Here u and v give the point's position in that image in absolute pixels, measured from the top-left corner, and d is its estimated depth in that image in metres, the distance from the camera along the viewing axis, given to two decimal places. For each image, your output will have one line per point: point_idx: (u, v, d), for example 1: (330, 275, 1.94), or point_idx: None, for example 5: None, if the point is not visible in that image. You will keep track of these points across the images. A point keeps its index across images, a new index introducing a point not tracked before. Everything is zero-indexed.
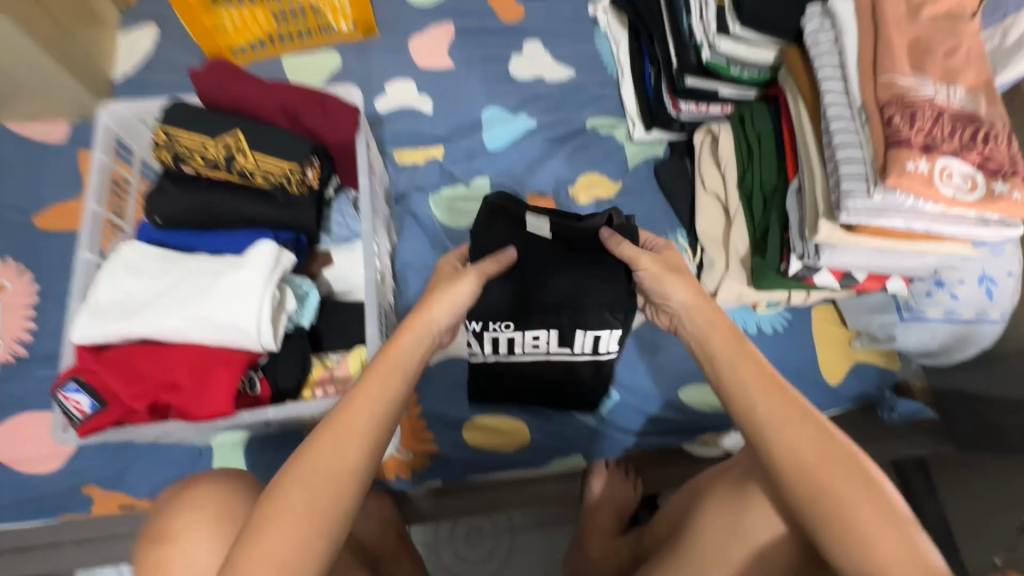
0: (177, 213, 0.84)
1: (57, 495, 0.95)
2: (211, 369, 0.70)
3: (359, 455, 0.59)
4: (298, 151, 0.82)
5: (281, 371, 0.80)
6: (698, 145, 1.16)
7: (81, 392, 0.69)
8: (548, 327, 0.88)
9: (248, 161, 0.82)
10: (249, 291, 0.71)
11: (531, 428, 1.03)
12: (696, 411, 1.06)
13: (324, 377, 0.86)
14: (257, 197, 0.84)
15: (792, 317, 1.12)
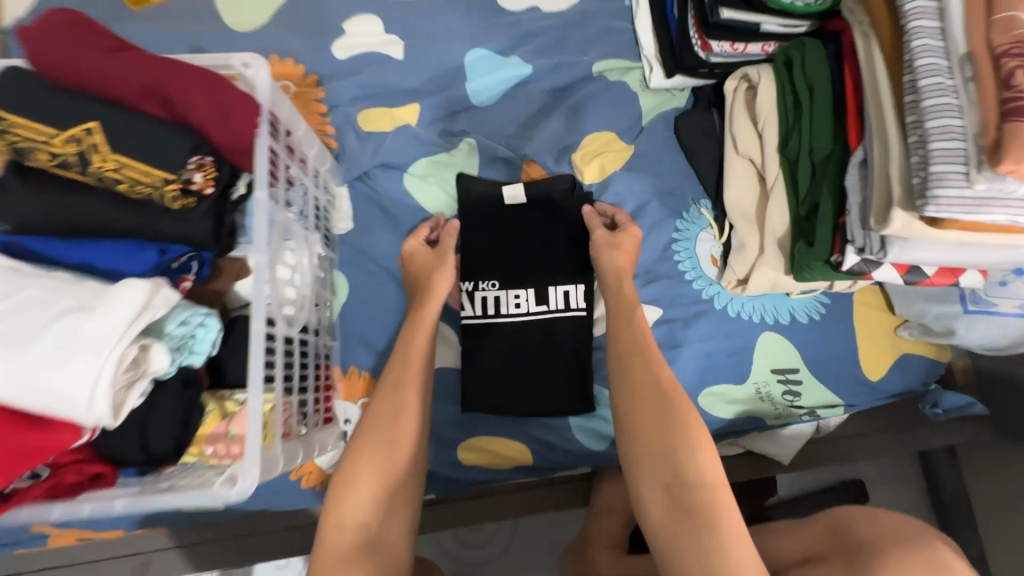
0: (25, 218, 0.63)
1: (9, 532, 0.86)
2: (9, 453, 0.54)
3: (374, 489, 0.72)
4: (177, 156, 0.60)
5: (152, 430, 0.64)
6: (730, 96, 0.96)
7: None
8: (526, 284, 0.93)
9: (109, 166, 0.60)
10: (95, 349, 0.55)
11: (531, 448, 0.94)
12: (716, 416, 0.94)
13: (218, 432, 0.70)
14: (132, 206, 0.64)
15: (830, 303, 0.97)
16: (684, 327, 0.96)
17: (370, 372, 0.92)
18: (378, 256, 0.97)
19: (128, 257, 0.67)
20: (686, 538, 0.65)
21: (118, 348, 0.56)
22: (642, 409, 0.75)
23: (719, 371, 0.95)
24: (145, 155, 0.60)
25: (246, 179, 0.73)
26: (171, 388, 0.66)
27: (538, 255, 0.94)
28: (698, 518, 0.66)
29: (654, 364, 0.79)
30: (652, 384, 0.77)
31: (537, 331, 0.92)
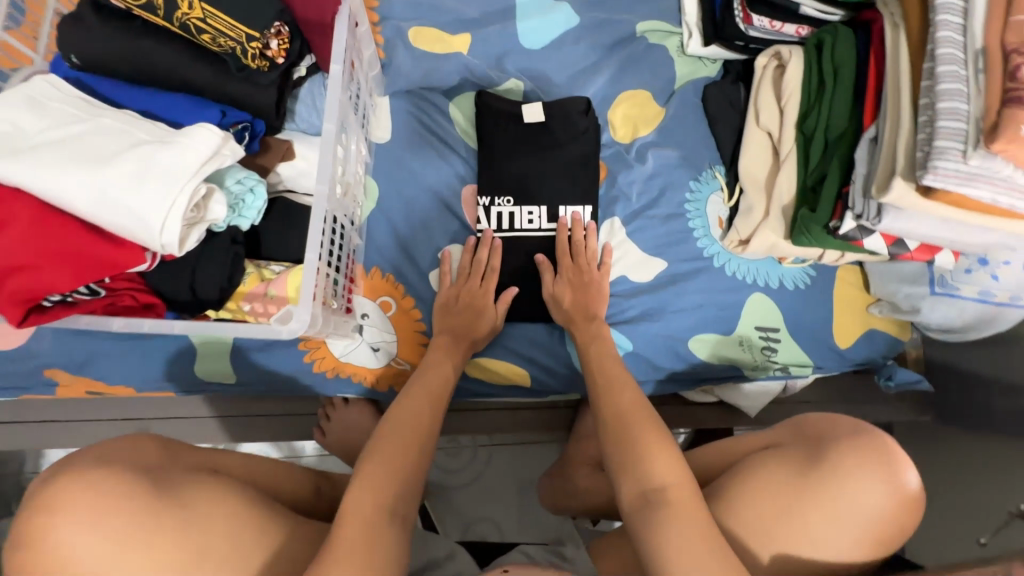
0: (104, 57, 0.66)
1: (16, 375, 0.87)
2: (81, 263, 0.57)
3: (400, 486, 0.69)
4: (261, 16, 0.64)
5: (202, 274, 0.68)
6: (760, 71, 1.03)
7: None
8: (540, 202, 0.99)
9: (194, 11, 0.63)
10: (170, 179, 0.58)
11: (533, 369, 1.01)
12: (697, 361, 1.04)
13: (257, 292, 0.74)
14: (207, 62, 0.67)
15: (817, 276, 1.07)
16: (684, 280, 1.04)
17: (393, 274, 0.97)
18: (409, 168, 1.00)
19: (191, 112, 0.68)
20: (647, 523, 0.67)
21: (191, 182, 0.59)
22: (629, 419, 0.77)
23: (710, 323, 1.04)
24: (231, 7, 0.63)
25: (308, 61, 0.77)
26: (221, 242, 0.69)
27: (559, 242, 0.98)
28: (668, 515, 0.67)
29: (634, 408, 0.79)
30: (633, 405, 0.79)
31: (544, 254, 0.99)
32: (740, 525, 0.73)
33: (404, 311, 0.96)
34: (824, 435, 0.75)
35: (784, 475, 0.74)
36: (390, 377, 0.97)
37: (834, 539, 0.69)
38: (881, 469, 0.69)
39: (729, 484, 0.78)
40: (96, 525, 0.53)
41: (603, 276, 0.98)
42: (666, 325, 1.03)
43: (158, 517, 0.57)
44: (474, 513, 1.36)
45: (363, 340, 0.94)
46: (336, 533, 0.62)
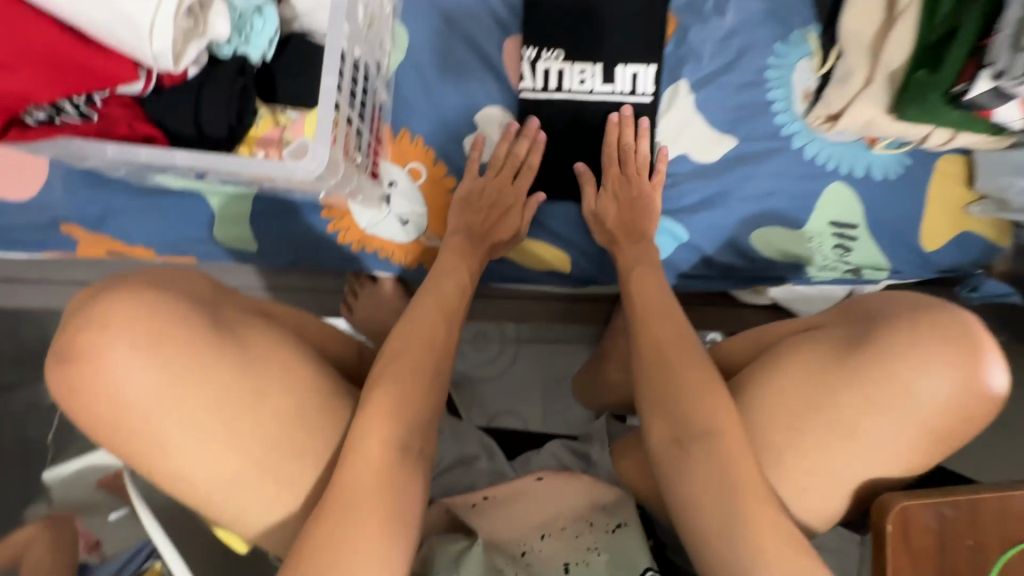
0: None
1: (33, 229, 0.84)
2: (68, 73, 0.53)
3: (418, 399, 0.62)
4: None
5: (207, 106, 0.60)
6: None
7: None
8: (595, 59, 0.84)
9: None
10: None
11: (573, 256, 0.92)
12: (758, 257, 0.92)
13: (271, 137, 0.65)
14: None
15: (911, 165, 0.91)
16: (754, 163, 0.89)
17: (423, 140, 0.86)
18: (443, 12, 0.86)
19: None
20: (689, 470, 0.60)
21: None
22: (670, 348, 0.68)
23: (778, 214, 0.91)
24: None
25: None
26: (228, 69, 0.61)
27: (606, 142, 0.86)
28: (712, 456, 0.60)
29: (671, 339, 0.69)
30: (670, 330, 0.70)
31: (595, 124, 0.86)
32: (770, 421, 0.62)
33: (434, 181, 0.87)
34: (880, 315, 0.62)
35: (828, 360, 0.62)
36: (420, 255, 0.90)
37: (880, 434, 0.57)
38: (957, 350, 0.56)
39: (751, 370, 0.66)
40: (151, 352, 0.51)
41: (655, 191, 0.85)
42: (727, 215, 0.91)
43: (216, 350, 0.54)
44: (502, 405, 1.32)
45: (391, 212, 0.86)
46: (360, 454, 0.57)
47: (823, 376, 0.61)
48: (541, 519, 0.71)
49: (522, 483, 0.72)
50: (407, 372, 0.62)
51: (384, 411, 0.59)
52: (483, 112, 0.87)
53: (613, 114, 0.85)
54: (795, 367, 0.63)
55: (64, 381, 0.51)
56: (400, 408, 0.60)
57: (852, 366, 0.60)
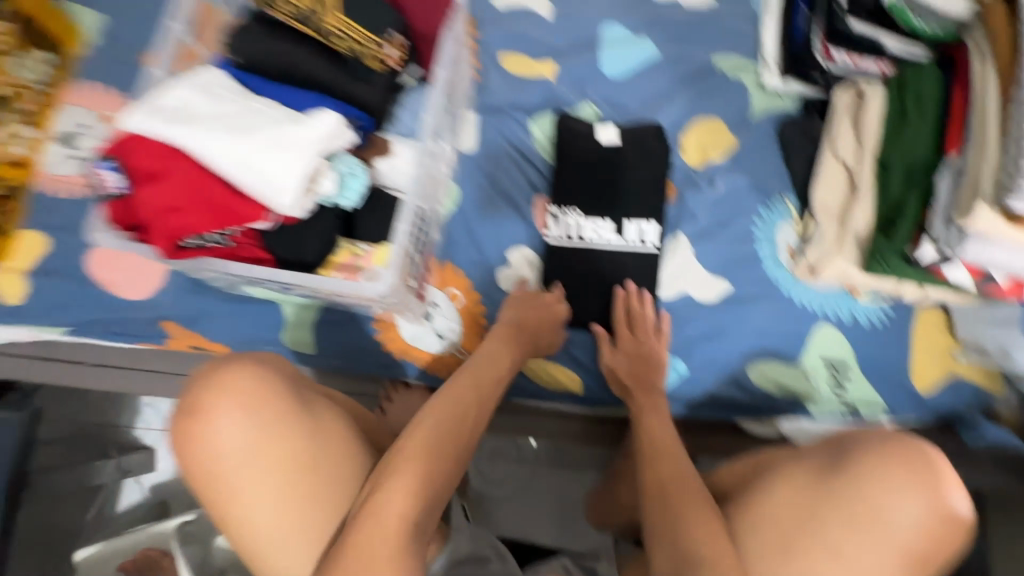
0: (258, 57, 0.83)
1: (139, 323, 1.02)
2: (221, 212, 0.73)
3: (436, 485, 0.69)
4: (380, 23, 0.82)
5: (308, 240, 0.79)
6: (839, 105, 1.04)
7: (116, 170, 0.74)
8: (607, 216, 1.04)
9: (335, 21, 0.82)
10: (297, 151, 0.72)
11: (584, 377, 1.03)
12: (758, 390, 1.00)
13: (347, 264, 0.83)
14: (333, 63, 0.84)
15: (893, 313, 1.02)
16: (747, 305, 1.02)
17: (463, 271, 1.04)
18: (488, 175, 1.09)
19: (312, 102, 0.83)
20: None
21: (313, 157, 0.73)
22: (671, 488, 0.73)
23: (772, 351, 1.01)
24: (365, 21, 0.82)
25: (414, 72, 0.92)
26: (327, 214, 0.80)
27: (615, 308, 1.00)
28: None
29: (671, 478, 0.75)
30: (674, 471, 0.75)
31: (608, 265, 1.03)
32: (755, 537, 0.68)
33: (470, 305, 1.02)
34: (851, 440, 0.68)
35: (804, 489, 0.68)
36: (450, 368, 1.03)
37: (870, 563, 0.62)
38: (917, 479, 0.62)
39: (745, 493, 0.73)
40: (244, 419, 0.64)
41: (661, 345, 0.97)
42: (726, 350, 1.01)
43: (291, 422, 0.66)
44: (516, 525, 1.32)
45: (430, 327, 1.02)
46: (372, 535, 0.63)
47: (810, 508, 0.66)
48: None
49: None
50: (432, 461, 0.70)
51: (410, 496, 0.66)
52: (514, 252, 1.05)
53: (618, 286, 1.01)
54: (782, 499, 0.69)
55: (180, 431, 0.65)
56: (418, 492, 0.66)
57: (833, 494, 0.65)
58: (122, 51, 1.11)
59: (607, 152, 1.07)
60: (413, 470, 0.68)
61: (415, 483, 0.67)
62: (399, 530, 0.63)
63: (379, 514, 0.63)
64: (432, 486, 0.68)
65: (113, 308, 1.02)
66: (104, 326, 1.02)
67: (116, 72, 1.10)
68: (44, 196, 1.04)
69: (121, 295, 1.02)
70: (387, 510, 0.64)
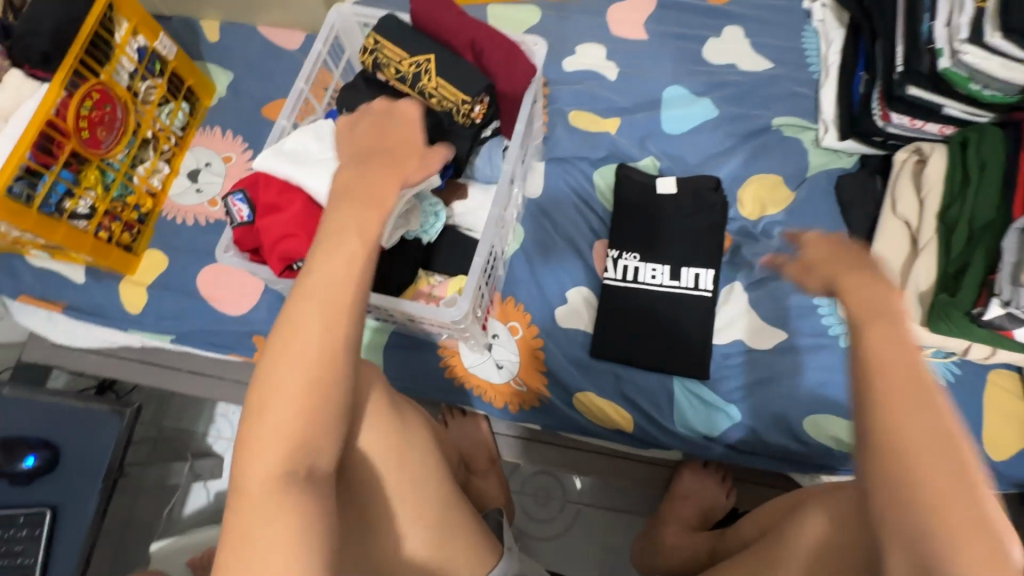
0: (363, 111, 0.97)
1: (233, 336, 1.14)
2: None
3: (302, 413, 0.52)
4: (474, 87, 0.93)
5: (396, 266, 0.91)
6: (899, 165, 1.06)
7: (244, 201, 0.86)
8: (664, 261, 1.09)
9: (431, 83, 0.94)
10: None
11: (636, 416, 1.04)
12: (816, 443, 0.98)
13: (425, 291, 0.96)
14: (426, 118, 0.96)
15: (961, 374, 0.99)
16: (805, 355, 1.02)
17: (524, 305, 1.11)
18: (552, 219, 1.17)
19: None
20: None
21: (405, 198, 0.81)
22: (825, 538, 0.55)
23: (832, 404, 0.99)
24: (457, 82, 0.93)
25: (493, 126, 1.03)
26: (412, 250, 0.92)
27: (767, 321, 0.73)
28: None
29: None
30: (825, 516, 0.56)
31: (663, 307, 1.07)
32: (892, 509, 0.50)
33: (529, 338, 1.08)
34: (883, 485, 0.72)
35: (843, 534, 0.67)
36: (507, 396, 1.09)
37: None
38: None
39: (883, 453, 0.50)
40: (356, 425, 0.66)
41: None
42: (781, 400, 1.00)
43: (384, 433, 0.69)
44: (558, 566, 1.31)
45: (491, 356, 1.08)
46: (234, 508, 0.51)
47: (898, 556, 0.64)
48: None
49: None
50: (293, 398, 0.52)
51: (264, 428, 0.52)
52: (573, 291, 1.12)
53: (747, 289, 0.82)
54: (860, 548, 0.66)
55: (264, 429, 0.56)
56: (288, 421, 0.52)
57: None
58: (244, 102, 1.30)
59: (666, 201, 1.14)
60: (273, 402, 0.52)
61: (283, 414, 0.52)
62: (267, 470, 0.51)
63: (245, 473, 0.51)
64: (306, 399, 0.52)
65: (212, 321, 1.14)
66: (202, 336, 1.14)
67: (238, 119, 1.29)
68: (169, 220, 1.21)
69: (220, 309, 1.15)
70: (249, 456, 0.51)
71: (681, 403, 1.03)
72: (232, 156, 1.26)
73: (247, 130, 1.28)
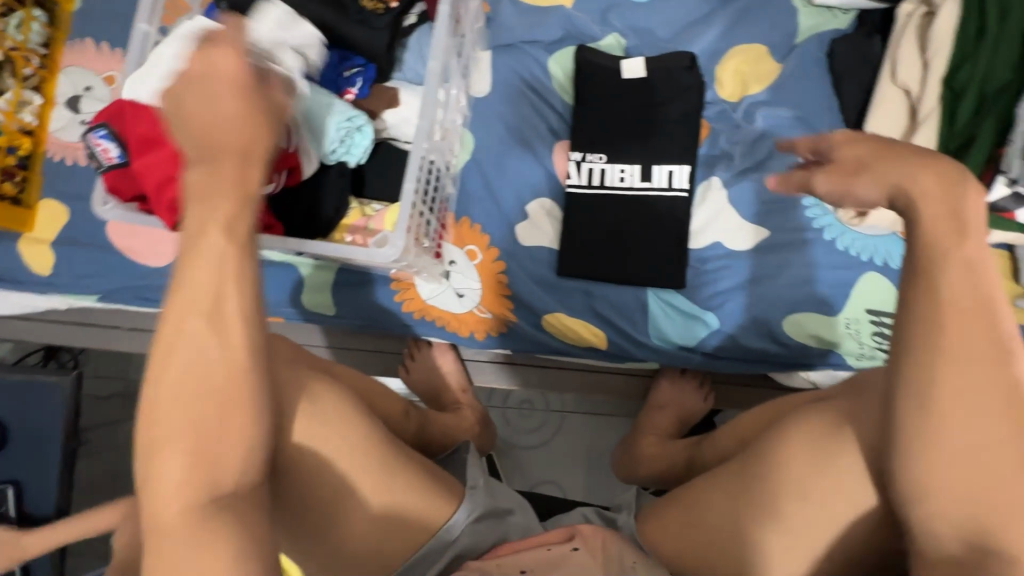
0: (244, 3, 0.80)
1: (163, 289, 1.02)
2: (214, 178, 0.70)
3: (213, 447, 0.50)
4: None
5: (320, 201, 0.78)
6: (903, 18, 0.91)
7: (108, 138, 0.73)
8: (633, 160, 0.97)
9: None
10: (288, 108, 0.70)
11: (610, 333, 0.98)
12: (795, 343, 0.94)
13: (358, 225, 0.82)
14: (327, 4, 0.80)
15: None
16: (785, 252, 0.95)
17: (480, 225, 0.99)
18: (505, 121, 1.01)
19: None
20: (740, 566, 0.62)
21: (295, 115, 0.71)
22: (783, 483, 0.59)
23: (812, 302, 0.94)
24: None
25: (418, 9, 0.86)
26: (332, 174, 0.78)
27: None
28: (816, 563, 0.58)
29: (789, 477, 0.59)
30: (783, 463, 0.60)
31: (633, 214, 0.96)
32: (944, 419, 0.45)
33: (489, 262, 0.98)
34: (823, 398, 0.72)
35: (833, 428, 0.57)
36: (471, 325, 1.02)
37: None
38: None
39: (935, 349, 0.45)
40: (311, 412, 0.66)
41: None
42: (760, 303, 0.94)
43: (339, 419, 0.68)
44: (543, 472, 1.34)
45: (449, 285, 0.99)
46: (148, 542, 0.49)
47: None
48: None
49: (558, 551, 0.69)
50: (187, 439, 0.49)
51: (172, 466, 0.49)
52: (534, 203, 1.00)
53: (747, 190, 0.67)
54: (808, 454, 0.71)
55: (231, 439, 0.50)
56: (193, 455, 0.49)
57: None
58: (120, 7, 1.07)
59: (633, 89, 0.98)
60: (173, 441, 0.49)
61: (180, 449, 0.49)
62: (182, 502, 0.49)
63: (160, 509, 0.49)
64: (214, 426, 0.49)
65: (136, 275, 1.02)
66: (129, 293, 1.03)
67: (115, 29, 1.06)
68: (58, 162, 1.03)
69: (142, 261, 1.02)
70: (160, 494, 0.49)
71: (656, 315, 0.97)
72: (115, 77, 1.05)
73: (125, 41, 1.05)
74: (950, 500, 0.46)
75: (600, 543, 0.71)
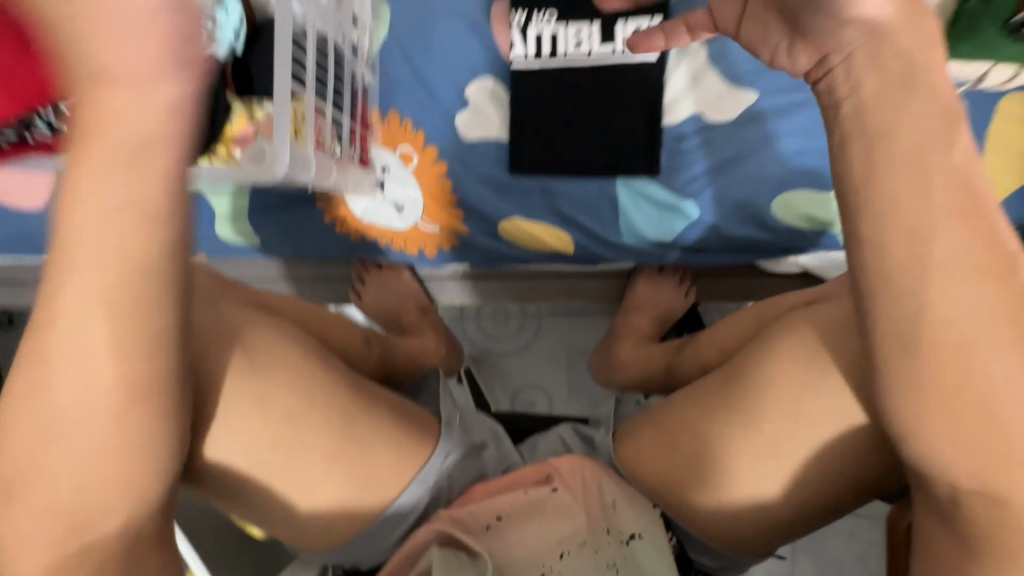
0: None
1: None
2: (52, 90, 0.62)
3: (82, 480, 0.41)
4: None
5: None
6: None
7: None
8: (590, 17, 0.77)
9: None
10: None
11: (574, 233, 0.86)
12: (785, 228, 0.83)
13: (246, 134, 0.66)
14: None
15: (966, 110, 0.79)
16: (775, 120, 0.80)
17: (412, 121, 0.82)
18: None
19: None
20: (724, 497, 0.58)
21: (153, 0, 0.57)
22: (769, 413, 0.54)
23: (806, 176, 0.80)
24: None
25: None
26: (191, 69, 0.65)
27: None
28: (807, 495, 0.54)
29: (778, 407, 0.54)
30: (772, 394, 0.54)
31: (593, 89, 0.80)
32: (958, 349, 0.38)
33: (427, 165, 0.83)
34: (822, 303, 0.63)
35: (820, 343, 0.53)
36: (419, 240, 0.90)
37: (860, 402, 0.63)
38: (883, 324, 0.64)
39: (938, 261, 0.38)
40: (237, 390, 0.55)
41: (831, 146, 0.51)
42: (745, 184, 0.81)
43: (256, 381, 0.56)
44: (524, 379, 1.29)
45: (386, 198, 0.86)
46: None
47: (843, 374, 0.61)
48: (562, 534, 0.62)
49: (536, 493, 0.65)
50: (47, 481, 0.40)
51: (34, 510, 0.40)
52: (473, 83, 0.81)
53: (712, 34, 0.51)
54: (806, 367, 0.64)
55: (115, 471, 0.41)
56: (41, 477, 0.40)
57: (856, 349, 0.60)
58: None
59: None
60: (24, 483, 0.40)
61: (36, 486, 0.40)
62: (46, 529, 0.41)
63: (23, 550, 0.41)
64: (95, 463, 0.40)
65: None
66: None
67: None
68: None
69: None
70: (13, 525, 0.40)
71: (627, 209, 0.84)
72: None
73: None
74: (933, 438, 0.40)
75: (580, 480, 0.66)
